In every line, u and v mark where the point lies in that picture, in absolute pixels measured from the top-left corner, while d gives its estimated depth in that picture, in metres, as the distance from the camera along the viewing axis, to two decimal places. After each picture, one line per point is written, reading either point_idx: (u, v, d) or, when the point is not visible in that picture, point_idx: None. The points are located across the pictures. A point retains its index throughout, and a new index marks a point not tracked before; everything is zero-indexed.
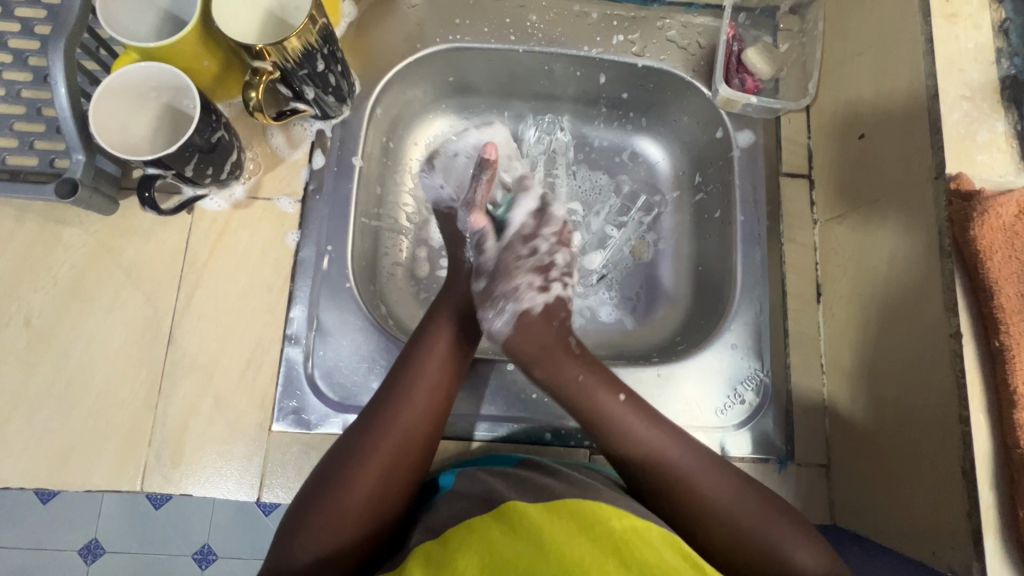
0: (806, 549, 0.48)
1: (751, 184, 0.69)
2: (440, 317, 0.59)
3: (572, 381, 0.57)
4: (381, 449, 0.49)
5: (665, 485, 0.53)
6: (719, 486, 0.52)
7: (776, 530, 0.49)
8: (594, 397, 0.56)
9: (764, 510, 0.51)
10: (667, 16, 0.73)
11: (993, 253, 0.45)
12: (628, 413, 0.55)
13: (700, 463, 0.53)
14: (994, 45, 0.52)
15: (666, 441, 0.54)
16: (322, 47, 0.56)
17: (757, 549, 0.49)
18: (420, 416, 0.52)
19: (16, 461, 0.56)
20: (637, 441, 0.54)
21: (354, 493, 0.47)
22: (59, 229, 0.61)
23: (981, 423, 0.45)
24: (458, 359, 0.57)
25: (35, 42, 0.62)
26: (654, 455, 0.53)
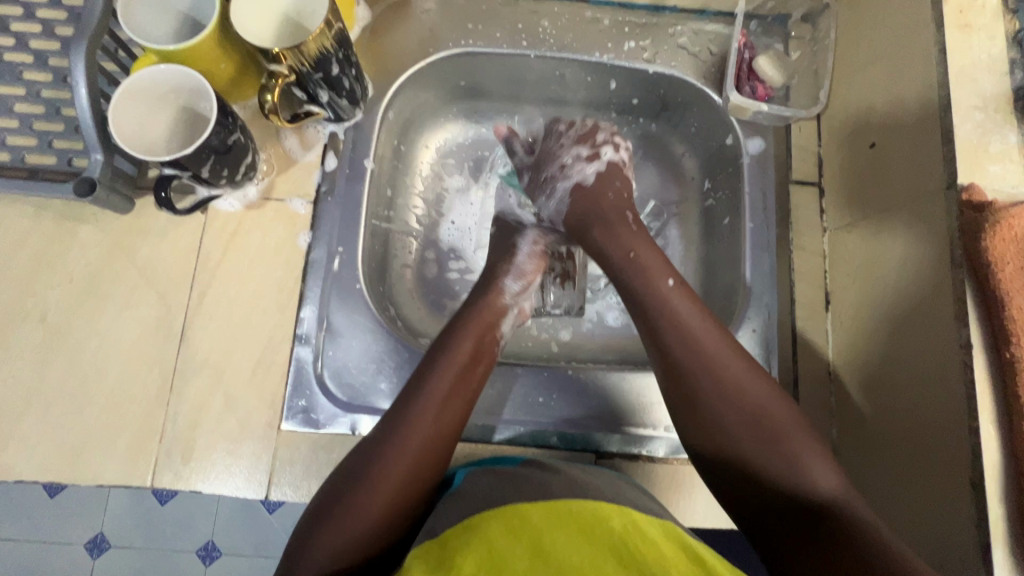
0: (819, 466, 0.50)
1: (760, 191, 0.69)
2: (462, 328, 0.60)
3: (622, 253, 0.62)
4: (394, 462, 0.49)
5: (695, 371, 0.54)
6: (756, 391, 0.53)
7: (799, 442, 0.50)
8: (648, 275, 0.60)
9: (795, 423, 0.52)
10: (679, 23, 0.73)
11: (1005, 264, 0.45)
12: (676, 295, 0.58)
13: (750, 374, 0.54)
14: (1008, 56, 0.52)
15: (708, 331, 0.56)
16: (337, 51, 0.57)
17: (777, 455, 0.50)
18: (432, 431, 0.52)
19: (30, 454, 0.57)
20: (685, 325, 0.56)
21: (370, 501, 0.47)
22: (75, 228, 0.62)
23: (991, 435, 0.45)
24: (475, 376, 0.57)
25: (55, 43, 0.63)
26: (694, 346, 0.55)
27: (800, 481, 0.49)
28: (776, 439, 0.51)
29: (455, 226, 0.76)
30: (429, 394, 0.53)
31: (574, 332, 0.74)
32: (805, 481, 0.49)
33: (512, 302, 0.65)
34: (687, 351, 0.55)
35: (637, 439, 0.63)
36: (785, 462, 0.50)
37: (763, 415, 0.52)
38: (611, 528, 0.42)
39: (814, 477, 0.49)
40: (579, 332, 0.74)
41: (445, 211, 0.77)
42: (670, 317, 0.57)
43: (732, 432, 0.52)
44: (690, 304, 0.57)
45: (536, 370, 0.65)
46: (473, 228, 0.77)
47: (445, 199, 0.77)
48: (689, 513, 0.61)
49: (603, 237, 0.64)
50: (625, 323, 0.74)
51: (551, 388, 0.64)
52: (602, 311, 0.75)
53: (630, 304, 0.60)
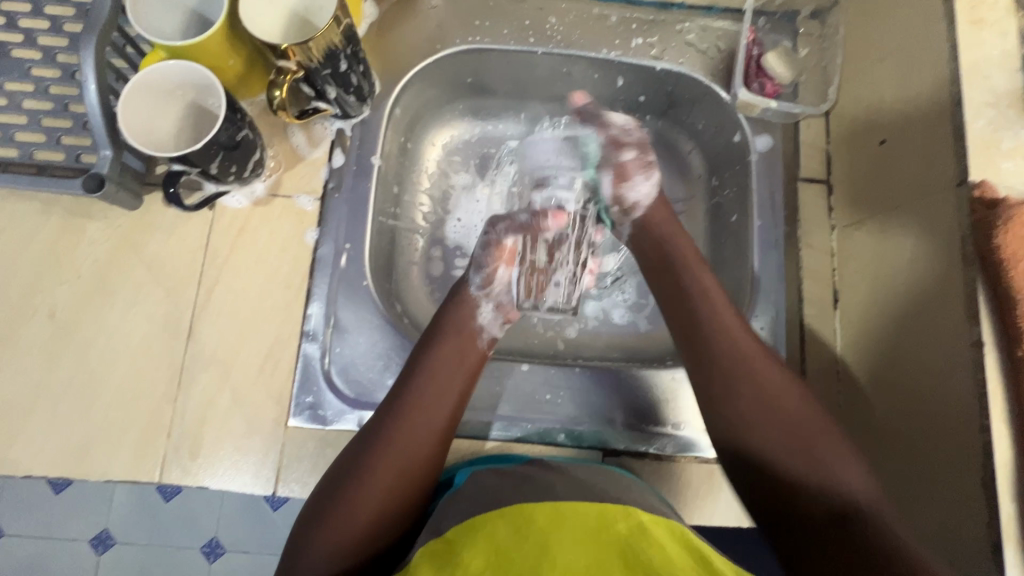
0: (853, 471, 0.49)
1: (769, 188, 0.69)
2: (451, 323, 0.60)
3: (681, 255, 0.63)
4: (384, 459, 0.50)
5: (731, 374, 0.54)
6: (790, 396, 0.53)
7: (830, 449, 0.50)
8: (686, 281, 0.61)
9: (827, 431, 0.51)
10: (686, 20, 0.73)
11: (1017, 262, 0.45)
12: (716, 300, 0.59)
13: (788, 380, 0.54)
14: (1021, 52, 0.51)
15: (745, 336, 0.56)
16: (345, 48, 0.57)
17: (808, 458, 0.50)
18: (422, 427, 0.52)
19: (39, 449, 0.57)
20: (726, 328, 0.57)
21: (363, 498, 0.48)
22: (83, 224, 0.62)
23: (1002, 433, 0.45)
24: (466, 369, 0.57)
25: (64, 39, 0.63)
26: (729, 349, 0.55)
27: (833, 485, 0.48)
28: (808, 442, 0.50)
29: (461, 224, 0.76)
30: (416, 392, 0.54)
31: (580, 329, 0.74)
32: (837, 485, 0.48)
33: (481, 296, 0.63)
34: (724, 353, 0.55)
35: (644, 437, 0.63)
36: (819, 467, 0.49)
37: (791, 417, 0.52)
38: (618, 532, 0.43)
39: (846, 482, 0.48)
40: (585, 329, 0.74)
41: (451, 208, 0.77)
42: (704, 321, 0.57)
43: (764, 436, 0.52)
44: (727, 307, 0.58)
45: (543, 368, 0.64)
46: (479, 225, 0.76)
47: (451, 196, 0.77)
48: (696, 511, 0.61)
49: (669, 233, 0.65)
50: (632, 320, 0.74)
51: (558, 386, 0.64)
52: (609, 309, 0.75)
53: (671, 308, 0.61)
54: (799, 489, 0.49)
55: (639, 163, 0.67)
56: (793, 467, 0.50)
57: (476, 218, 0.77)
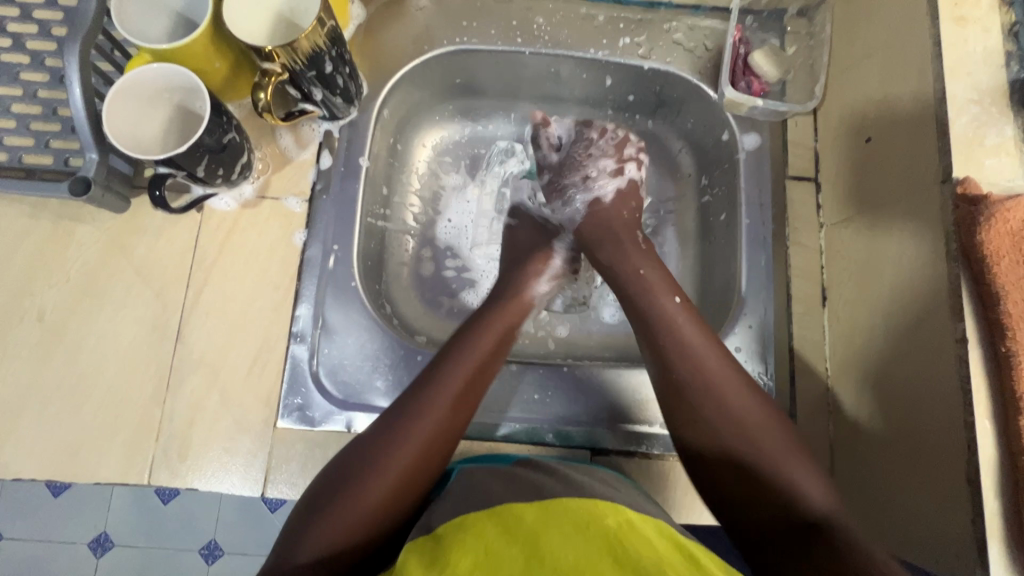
0: (816, 483, 0.48)
1: (757, 187, 0.69)
2: (486, 320, 0.60)
3: (633, 272, 0.62)
4: (407, 452, 0.50)
5: (692, 380, 0.54)
6: (744, 403, 0.52)
7: (790, 459, 0.49)
8: (652, 291, 0.60)
9: (786, 441, 0.51)
10: (674, 19, 0.73)
11: (1000, 258, 0.45)
12: (680, 313, 0.58)
13: (740, 388, 0.53)
14: (1004, 49, 0.51)
15: (704, 342, 0.56)
16: (330, 49, 0.57)
17: (769, 469, 0.49)
18: (448, 423, 0.52)
19: (28, 452, 0.58)
20: (685, 339, 0.56)
21: (378, 490, 0.48)
22: (72, 227, 0.63)
23: (986, 430, 0.45)
24: (494, 367, 0.58)
25: (52, 43, 0.64)
26: (689, 355, 0.55)
27: (796, 496, 0.48)
28: (767, 453, 0.50)
29: (452, 225, 0.76)
30: (448, 386, 0.54)
31: (571, 329, 0.74)
32: (796, 496, 0.48)
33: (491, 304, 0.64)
34: (682, 361, 0.55)
35: (634, 437, 0.63)
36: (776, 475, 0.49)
37: (748, 431, 0.51)
38: (606, 526, 0.42)
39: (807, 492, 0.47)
40: (576, 329, 0.74)
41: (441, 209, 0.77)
42: (661, 327, 0.57)
43: (725, 440, 0.51)
44: (687, 320, 0.57)
45: (532, 368, 0.65)
46: (470, 226, 0.76)
47: (441, 197, 0.77)
48: (685, 510, 0.61)
49: (615, 256, 0.65)
50: (622, 320, 0.74)
51: (547, 386, 0.64)
52: (600, 308, 0.75)
53: (634, 322, 0.60)
54: (764, 496, 0.49)
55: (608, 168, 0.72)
56: (753, 475, 0.49)
57: (469, 218, 0.77)
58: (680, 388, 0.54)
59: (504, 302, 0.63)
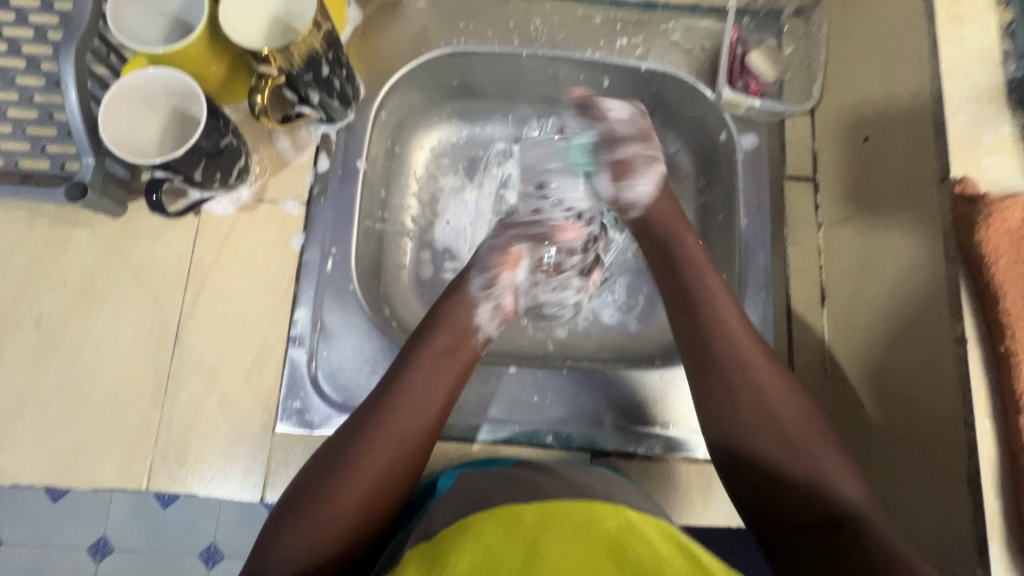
0: (845, 478, 0.49)
1: (755, 187, 0.69)
2: (439, 321, 0.60)
3: (687, 249, 0.62)
4: (366, 459, 0.49)
5: (733, 366, 0.55)
6: (784, 397, 0.53)
7: (823, 453, 0.50)
8: (699, 273, 0.60)
9: (819, 435, 0.52)
10: (671, 20, 0.73)
11: (998, 257, 0.45)
12: (723, 299, 0.58)
13: (783, 380, 0.54)
14: (1001, 48, 0.51)
15: (746, 333, 0.56)
16: (327, 52, 0.57)
17: (802, 465, 0.50)
18: (409, 427, 0.52)
19: (26, 458, 0.57)
20: (727, 326, 0.56)
21: (341, 499, 0.48)
22: (68, 232, 0.62)
23: (985, 429, 0.45)
24: (453, 367, 0.57)
25: (47, 47, 0.63)
26: (732, 342, 0.55)
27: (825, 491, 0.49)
28: (800, 446, 0.51)
29: (451, 227, 0.76)
30: (404, 390, 0.54)
31: (570, 330, 0.74)
32: (828, 491, 0.49)
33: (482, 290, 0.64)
34: (723, 346, 0.55)
35: (634, 438, 0.62)
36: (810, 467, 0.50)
37: (783, 424, 0.52)
38: (606, 528, 0.42)
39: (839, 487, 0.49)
40: (576, 330, 0.74)
41: (439, 212, 0.77)
42: (705, 313, 0.57)
43: (760, 434, 0.52)
44: (729, 304, 0.58)
45: (531, 369, 0.64)
46: (468, 227, 0.76)
47: (439, 199, 0.77)
48: (685, 512, 0.60)
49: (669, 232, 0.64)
50: (622, 320, 0.74)
51: (547, 388, 0.64)
52: (599, 309, 0.75)
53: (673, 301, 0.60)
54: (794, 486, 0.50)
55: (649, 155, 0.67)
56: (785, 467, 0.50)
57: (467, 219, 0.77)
58: (722, 377, 0.55)
59: (457, 298, 0.63)
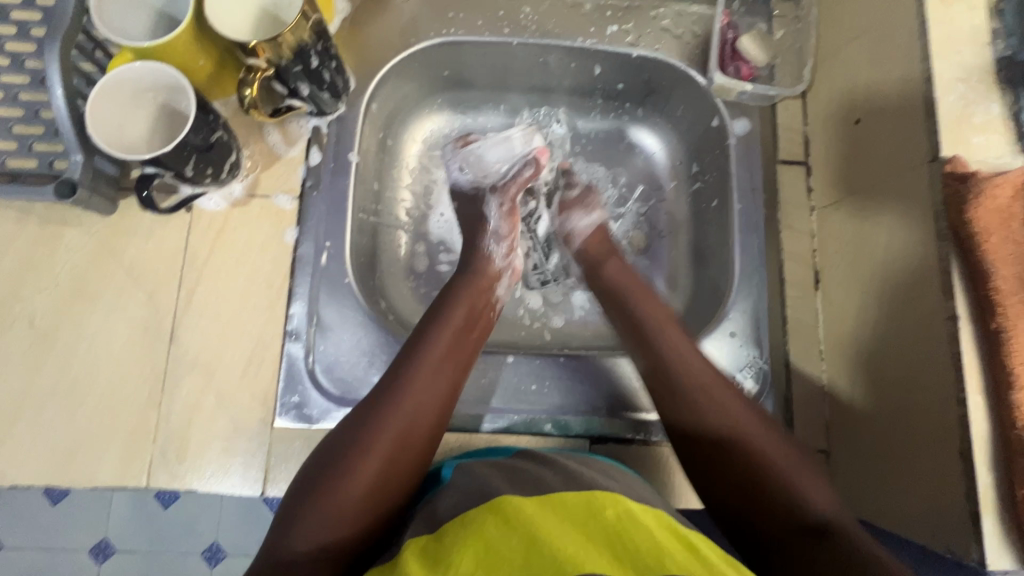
0: (817, 487, 0.47)
1: (747, 172, 0.69)
2: (454, 298, 0.60)
3: (635, 282, 0.64)
4: (387, 427, 0.50)
5: (712, 438, 0.51)
6: (757, 428, 0.51)
7: (791, 470, 0.48)
8: (644, 296, 0.62)
9: (786, 452, 0.50)
10: (661, 6, 0.73)
11: (988, 236, 0.45)
12: (681, 340, 0.58)
13: (756, 417, 0.52)
14: (989, 27, 0.52)
15: (694, 353, 0.57)
16: (315, 43, 0.56)
17: (778, 478, 0.48)
18: (427, 396, 0.52)
19: (23, 458, 0.57)
20: (677, 355, 0.57)
21: (361, 467, 0.47)
22: (59, 231, 0.62)
23: (977, 405, 0.45)
24: (468, 342, 0.58)
25: (31, 44, 0.62)
26: (672, 362, 0.56)
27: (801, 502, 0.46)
28: (781, 463, 0.49)
29: (446, 219, 0.76)
30: (425, 361, 0.54)
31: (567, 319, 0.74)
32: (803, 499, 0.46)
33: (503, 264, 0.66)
34: (677, 374, 0.55)
35: (632, 424, 0.63)
36: (788, 481, 0.47)
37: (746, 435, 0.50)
38: (607, 518, 0.42)
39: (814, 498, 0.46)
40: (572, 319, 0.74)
41: (433, 205, 0.76)
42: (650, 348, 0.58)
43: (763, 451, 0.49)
44: (681, 337, 0.58)
45: (529, 359, 0.65)
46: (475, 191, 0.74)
47: (433, 192, 0.77)
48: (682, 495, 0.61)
49: (620, 273, 0.65)
50: None
51: (545, 376, 0.64)
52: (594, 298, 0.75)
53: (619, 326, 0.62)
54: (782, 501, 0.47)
55: (563, 264, 0.68)
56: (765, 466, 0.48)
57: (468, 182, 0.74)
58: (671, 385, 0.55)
59: (465, 275, 0.63)
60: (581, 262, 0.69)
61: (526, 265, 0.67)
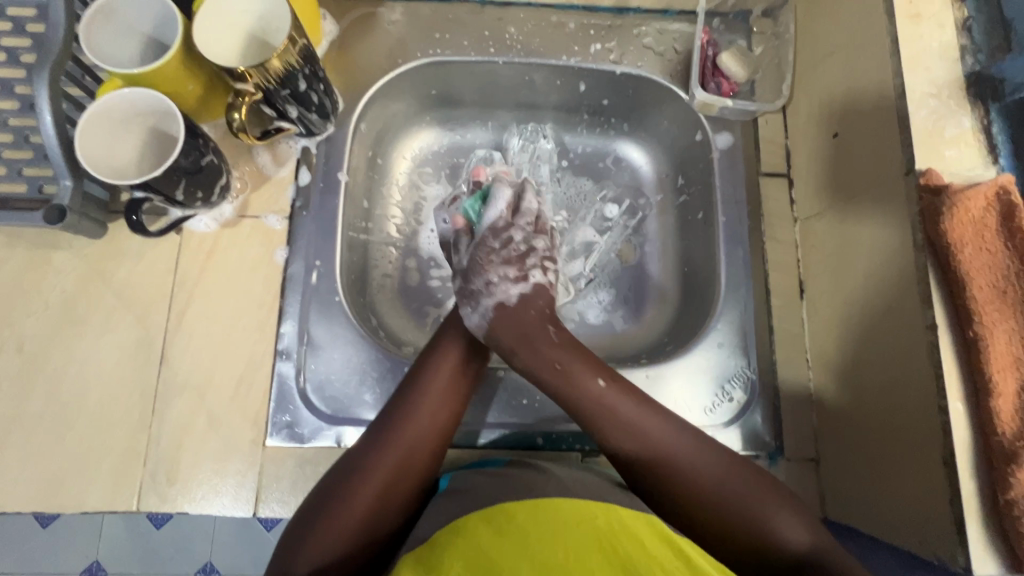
0: (794, 523, 0.50)
1: (731, 185, 0.70)
2: (452, 331, 0.61)
3: (552, 364, 0.57)
4: (387, 459, 0.51)
5: (647, 459, 0.53)
6: (703, 463, 0.53)
7: (771, 508, 0.50)
8: (572, 376, 0.56)
9: (761, 482, 0.52)
10: (643, 24, 0.74)
11: (964, 245, 0.47)
12: (609, 392, 0.55)
13: (688, 442, 0.54)
14: (959, 43, 0.53)
15: (648, 416, 0.55)
16: (303, 67, 0.57)
17: (749, 526, 0.50)
18: (429, 428, 0.54)
19: (10, 484, 0.57)
20: (628, 422, 0.54)
21: (360, 499, 0.49)
22: (48, 254, 0.62)
23: (959, 412, 0.46)
24: (468, 373, 0.59)
25: (21, 70, 0.63)
26: (622, 426, 0.54)
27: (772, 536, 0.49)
28: (749, 501, 0.51)
29: (435, 234, 0.77)
30: (426, 394, 0.55)
31: None
32: (770, 531, 0.49)
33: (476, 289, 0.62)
34: (632, 445, 0.54)
35: None
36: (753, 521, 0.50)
37: (719, 495, 0.51)
38: (597, 526, 0.42)
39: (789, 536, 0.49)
40: None
41: (423, 220, 0.77)
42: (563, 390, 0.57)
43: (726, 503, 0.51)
44: (624, 394, 0.55)
45: (519, 373, 0.65)
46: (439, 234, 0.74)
47: (421, 209, 0.78)
48: None
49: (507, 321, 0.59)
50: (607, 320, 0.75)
51: (535, 390, 0.64)
52: (584, 309, 0.76)
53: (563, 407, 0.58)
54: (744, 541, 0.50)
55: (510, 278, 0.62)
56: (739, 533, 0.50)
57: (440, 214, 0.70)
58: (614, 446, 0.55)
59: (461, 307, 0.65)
60: (529, 272, 0.63)
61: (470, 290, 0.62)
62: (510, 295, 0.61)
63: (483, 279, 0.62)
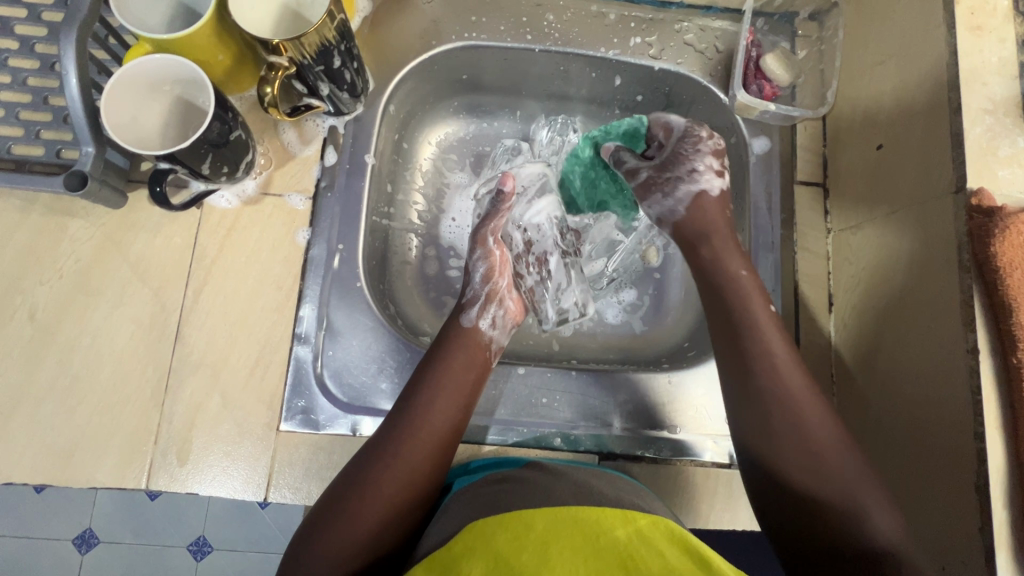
0: (884, 511, 0.48)
1: (766, 192, 0.69)
2: (452, 341, 0.59)
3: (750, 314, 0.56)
4: (388, 472, 0.50)
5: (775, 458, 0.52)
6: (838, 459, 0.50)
7: (865, 493, 0.49)
8: (760, 332, 0.55)
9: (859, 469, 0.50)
10: (685, 19, 0.72)
11: (1012, 270, 0.45)
12: (789, 365, 0.54)
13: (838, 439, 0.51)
14: (1018, 60, 0.51)
15: (811, 402, 0.52)
16: (339, 43, 0.55)
17: (843, 506, 0.49)
18: (430, 443, 0.52)
19: (18, 455, 0.55)
20: (796, 408, 0.52)
21: (365, 511, 0.48)
22: (63, 222, 0.60)
23: (995, 441, 0.45)
24: (467, 385, 0.57)
25: (42, 28, 0.61)
26: (769, 418, 0.52)
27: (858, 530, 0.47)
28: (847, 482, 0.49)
29: (456, 221, 0.76)
30: (426, 407, 0.54)
31: (575, 329, 0.73)
32: (862, 521, 0.48)
33: (477, 291, 0.64)
34: (779, 438, 0.52)
35: (644, 441, 0.62)
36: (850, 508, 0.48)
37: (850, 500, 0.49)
38: (616, 537, 0.41)
39: (880, 529, 0.47)
40: (580, 330, 0.73)
41: (445, 208, 0.76)
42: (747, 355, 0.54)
43: (829, 494, 0.49)
44: (789, 361, 0.54)
45: (539, 371, 0.64)
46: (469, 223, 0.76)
47: (443, 195, 0.76)
48: (695, 515, 0.61)
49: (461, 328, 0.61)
50: (626, 321, 0.74)
51: (555, 389, 0.63)
52: (603, 308, 0.75)
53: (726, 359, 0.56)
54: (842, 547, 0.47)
55: (496, 295, 0.64)
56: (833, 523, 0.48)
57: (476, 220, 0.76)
58: (759, 419, 0.53)
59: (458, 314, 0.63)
60: (498, 285, 0.65)
61: (474, 295, 0.64)
62: (490, 311, 0.63)
63: (481, 287, 0.64)
